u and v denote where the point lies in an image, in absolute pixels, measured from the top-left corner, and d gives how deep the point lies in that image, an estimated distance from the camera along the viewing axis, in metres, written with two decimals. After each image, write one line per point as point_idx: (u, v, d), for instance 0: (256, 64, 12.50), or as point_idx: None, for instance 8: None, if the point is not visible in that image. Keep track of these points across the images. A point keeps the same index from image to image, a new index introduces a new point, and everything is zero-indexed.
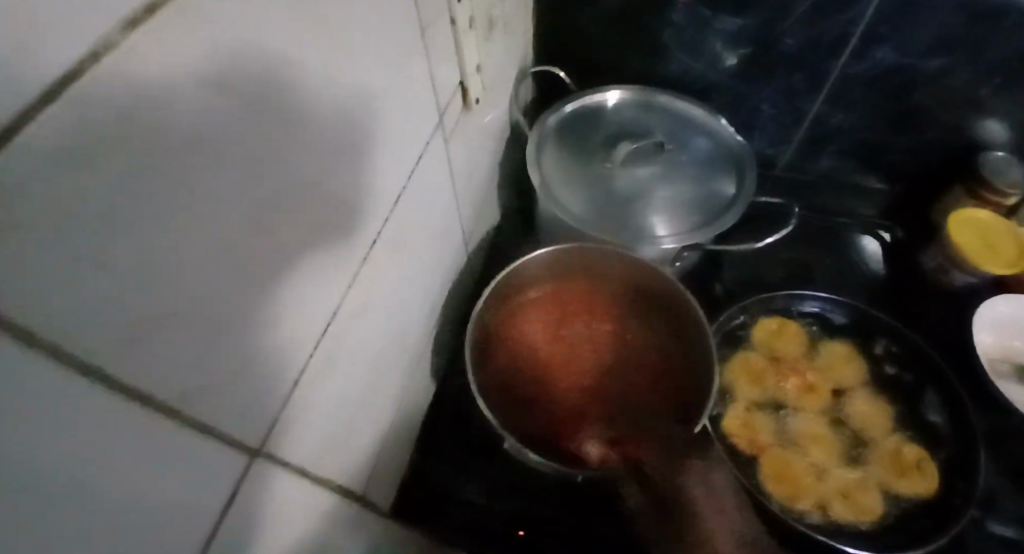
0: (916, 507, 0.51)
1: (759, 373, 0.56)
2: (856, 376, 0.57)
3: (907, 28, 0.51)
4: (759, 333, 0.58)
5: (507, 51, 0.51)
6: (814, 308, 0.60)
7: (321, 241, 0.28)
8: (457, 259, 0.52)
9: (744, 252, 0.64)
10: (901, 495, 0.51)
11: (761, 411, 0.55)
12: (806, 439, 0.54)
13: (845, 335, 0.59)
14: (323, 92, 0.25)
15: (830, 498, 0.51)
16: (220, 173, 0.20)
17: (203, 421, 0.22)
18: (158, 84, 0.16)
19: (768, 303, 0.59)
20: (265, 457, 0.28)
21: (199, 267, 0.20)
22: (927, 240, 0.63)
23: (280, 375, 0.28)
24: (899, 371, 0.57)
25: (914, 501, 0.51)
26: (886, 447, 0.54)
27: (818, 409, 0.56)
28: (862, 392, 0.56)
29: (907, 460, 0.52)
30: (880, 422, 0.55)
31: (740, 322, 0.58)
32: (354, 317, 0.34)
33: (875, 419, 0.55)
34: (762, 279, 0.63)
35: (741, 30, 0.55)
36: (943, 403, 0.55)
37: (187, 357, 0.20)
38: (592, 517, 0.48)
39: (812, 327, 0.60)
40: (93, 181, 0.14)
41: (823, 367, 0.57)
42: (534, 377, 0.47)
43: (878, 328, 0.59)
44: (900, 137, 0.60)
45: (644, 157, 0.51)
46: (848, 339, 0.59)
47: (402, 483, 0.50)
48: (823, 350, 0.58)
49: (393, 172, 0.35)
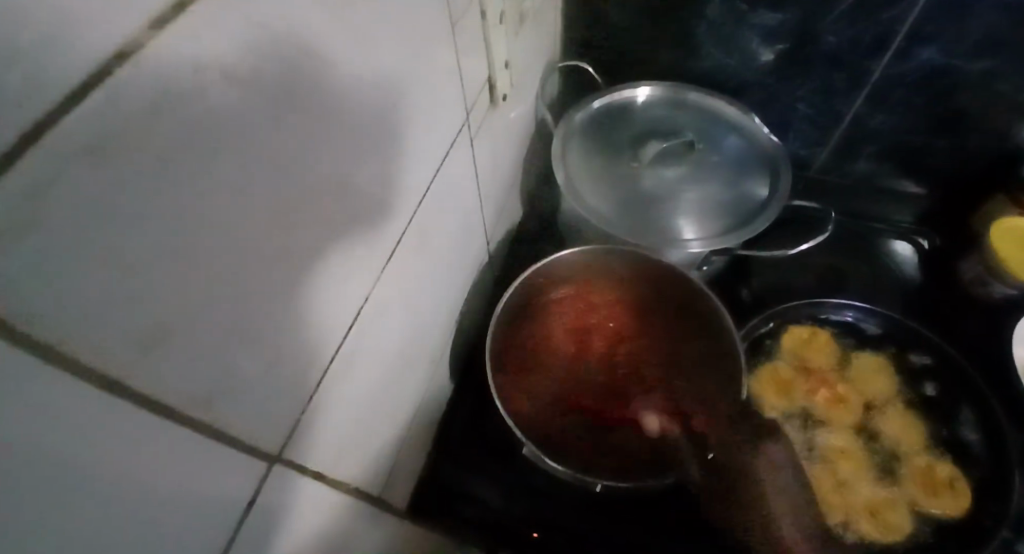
0: (946, 527, 0.50)
1: (787, 383, 0.55)
2: (888, 390, 0.56)
3: (955, 27, 0.49)
4: (787, 343, 0.57)
5: (535, 44, 0.50)
6: (847, 317, 0.58)
7: (346, 241, 0.28)
8: (479, 256, 0.52)
9: (775, 259, 0.62)
10: (932, 514, 0.50)
11: (788, 422, 0.54)
12: (834, 453, 0.53)
13: (876, 346, 0.58)
14: (349, 86, 0.25)
15: (855, 514, 0.50)
16: (245, 175, 0.19)
17: (222, 426, 0.22)
18: (181, 83, 0.15)
19: (798, 311, 0.58)
20: (287, 458, 0.28)
21: (223, 270, 0.19)
22: (967, 248, 0.61)
23: (302, 376, 0.27)
24: (933, 385, 0.56)
25: (945, 521, 0.50)
26: (916, 463, 0.52)
27: (847, 422, 0.55)
28: (894, 406, 0.55)
29: (939, 478, 0.51)
30: (912, 438, 0.54)
31: (768, 329, 0.58)
32: (377, 316, 0.34)
33: (906, 435, 0.54)
34: (793, 284, 0.62)
35: (778, 26, 0.53)
36: (979, 419, 0.53)
37: (208, 361, 0.20)
38: (609, 523, 0.47)
39: (842, 336, 0.58)
40: (113, 188, 0.14)
41: (853, 380, 0.56)
42: (559, 382, 0.47)
43: (913, 338, 0.57)
44: (942, 140, 0.58)
45: (674, 157, 0.50)
46: (879, 350, 0.57)
47: (419, 478, 0.50)
48: (854, 362, 0.57)
49: (420, 169, 0.35)
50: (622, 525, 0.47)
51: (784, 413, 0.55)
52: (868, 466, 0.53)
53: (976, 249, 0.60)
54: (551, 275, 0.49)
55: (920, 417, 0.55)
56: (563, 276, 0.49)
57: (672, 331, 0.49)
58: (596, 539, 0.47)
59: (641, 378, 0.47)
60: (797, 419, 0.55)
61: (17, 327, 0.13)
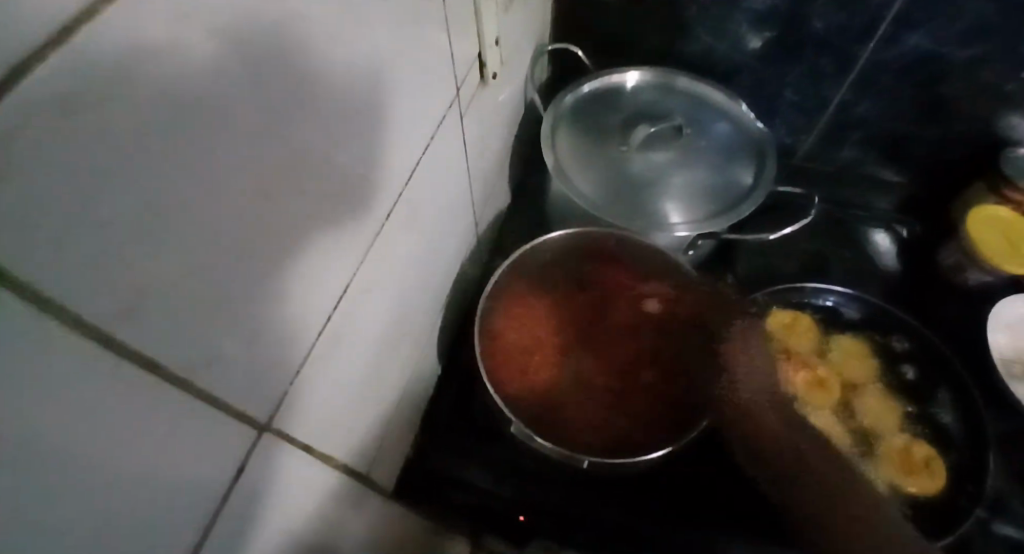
0: (921, 505, 0.52)
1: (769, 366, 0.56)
2: (867, 373, 0.57)
3: (940, 16, 0.49)
4: (772, 326, 0.57)
5: (525, 23, 0.49)
6: (828, 302, 0.59)
7: (333, 213, 0.28)
8: (467, 238, 0.51)
9: (761, 244, 0.63)
10: (908, 491, 0.52)
11: None
12: None
13: (856, 330, 0.59)
14: (339, 53, 0.24)
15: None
16: (232, 136, 0.19)
17: (210, 394, 0.22)
18: (169, 32, 0.15)
19: (782, 296, 0.59)
20: (276, 429, 0.28)
21: (210, 232, 0.19)
22: (944, 238, 0.62)
23: (290, 348, 0.27)
24: (912, 369, 0.57)
25: (920, 499, 0.52)
26: (895, 444, 0.54)
27: (827, 404, 0.56)
28: (872, 388, 0.56)
29: (916, 459, 0.53)
30: (889, 419, 0.55)
31: (752, 313, 0.58)
32: (364, 292, 0.34)
33: (884, 416, 0.55)
34: (776, 270, 0.62)
35: (768, 11, 0.53)
36: (955, 402, 0.55)
37: (196, 326, 0.20)
38: (596, 502, 0.48)
39: (824, 321, 0.59)
40: (96, 134, 0.13)
41: (833, 363, 0.57)
42: (548, 363, 0.47)
43: (893, 323, 0.58)
44: (924, 129, 0.59)
45: (663, 141, 0.50)
46: (857, 334, 0.59)
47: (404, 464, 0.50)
48: (835, 346, 0.58)
49: (409, 143, 0.35)
50: (608, 504, 0.48)
51: None
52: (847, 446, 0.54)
53: (954, 237, 0.60)
54: (542, 259, 0.49)
55: (897, 399, 0.56)
56: (552, 258, 0.50)
57: (660, 310, 0.49)
58: (583, 519, 0.48)
59: (629, 358, 0.47)
60: None
61: (2, 271, 0.12)
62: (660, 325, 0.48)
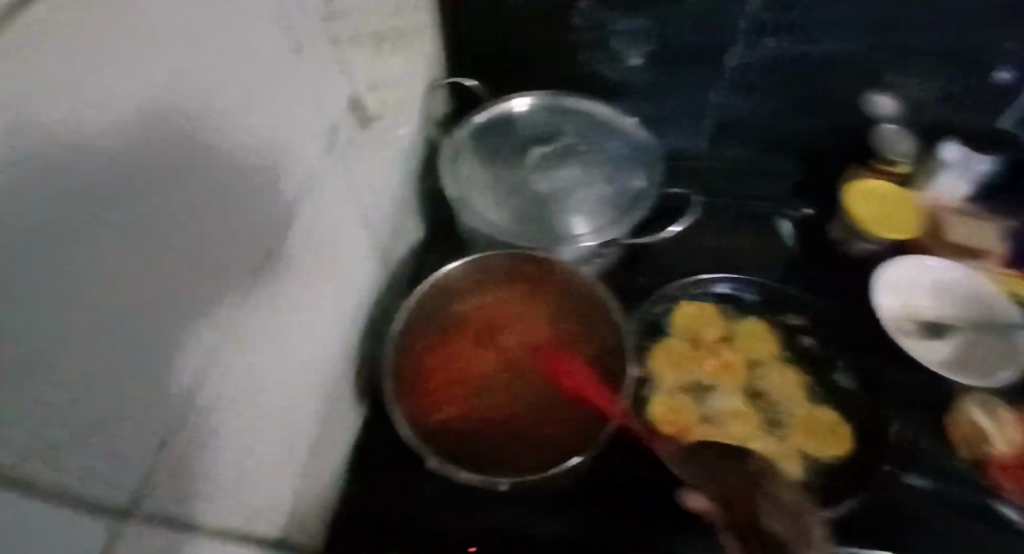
0: (833, 465, 0.53)
1: (679, 356, 0.58)
2: (771, 349, 0.59)
3: (794, 14, 0.54)
4: (677, 318, 0.60)
5: (412, 61, 0.51)
6: (727, 290, 0.62)
7: (201, 274, 0.27)
8: (370, 281, 0.51)
9: (672, 243, 0.66)
10: (820, 456, 0.54)
11: (682, 393, 0.57)
12: (728, 415, 0.55)
13: (756, 311, 0.62)
14: (221, 140, 0.27)
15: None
16: (87, 204, 0.18)
17: (69, 483, 0.19)
18: (11, 78, 0.14)
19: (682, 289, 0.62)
20: (138, 516, 0.25)
21: (64, 303, 0.18)
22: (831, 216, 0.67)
23: (150, 419, 0.25)
24: (808, 340, 0.60)
25: (831, 461, 0.54)
26: (800, 413, 0.56)
27: (736, 386, 0.57)
28: (776, 363, 0.58)
29: (822, 424, 0.55)
30: (793, 391, 0.57)
31: (658, 308, 0.60)
32: (248, 351, 0.32)
33: (788, 388, 0.57)
34: (674, 269, 0.65)
35: (639, 29, 0.57)
36: (848, 368, 0.58)
37: (60, 401, 0.18)
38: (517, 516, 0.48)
39: (727, 307, 0.62)
40: (28, 214, 0.15)
41: (739, 347, 0.59)
42: (460, 399, 0.47)
43: (796, 301, 0.61)
44: (803, 124, 0.65)
45: (557, 161, 0.53)
46: (757, 314, 0.61)
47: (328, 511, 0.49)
48: (738, 329, 0.60)
49: (282, 195, 0.34)
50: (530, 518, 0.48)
51: (678, 386, 0.57)
52: (756, 420, 0.55)
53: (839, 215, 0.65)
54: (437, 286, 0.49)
55: (798, 368, 0.59)
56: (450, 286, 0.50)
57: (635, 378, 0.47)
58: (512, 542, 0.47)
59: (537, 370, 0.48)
60: (691, 389, 0.57)
61: None
62: (568, 332, 0.49)
